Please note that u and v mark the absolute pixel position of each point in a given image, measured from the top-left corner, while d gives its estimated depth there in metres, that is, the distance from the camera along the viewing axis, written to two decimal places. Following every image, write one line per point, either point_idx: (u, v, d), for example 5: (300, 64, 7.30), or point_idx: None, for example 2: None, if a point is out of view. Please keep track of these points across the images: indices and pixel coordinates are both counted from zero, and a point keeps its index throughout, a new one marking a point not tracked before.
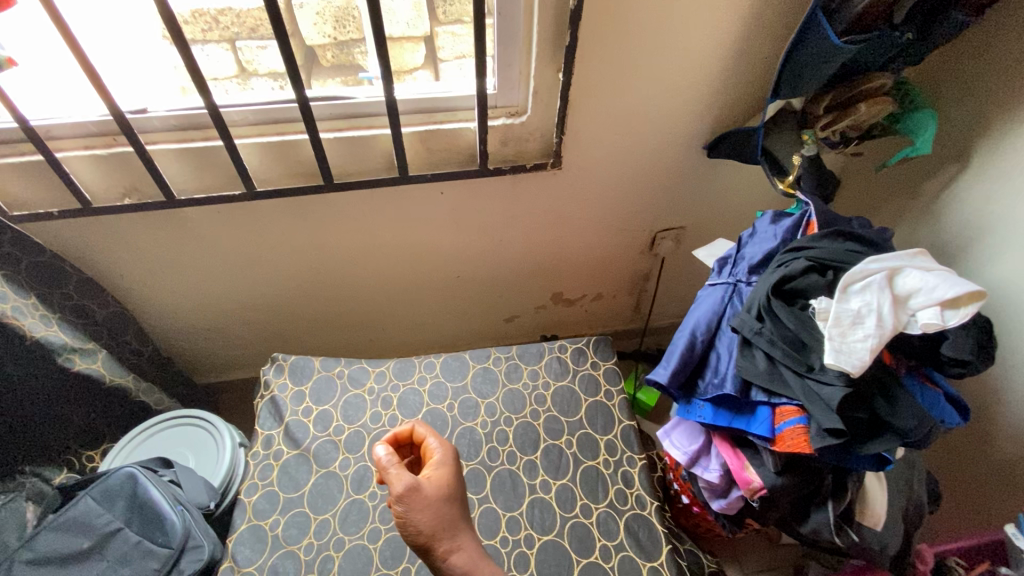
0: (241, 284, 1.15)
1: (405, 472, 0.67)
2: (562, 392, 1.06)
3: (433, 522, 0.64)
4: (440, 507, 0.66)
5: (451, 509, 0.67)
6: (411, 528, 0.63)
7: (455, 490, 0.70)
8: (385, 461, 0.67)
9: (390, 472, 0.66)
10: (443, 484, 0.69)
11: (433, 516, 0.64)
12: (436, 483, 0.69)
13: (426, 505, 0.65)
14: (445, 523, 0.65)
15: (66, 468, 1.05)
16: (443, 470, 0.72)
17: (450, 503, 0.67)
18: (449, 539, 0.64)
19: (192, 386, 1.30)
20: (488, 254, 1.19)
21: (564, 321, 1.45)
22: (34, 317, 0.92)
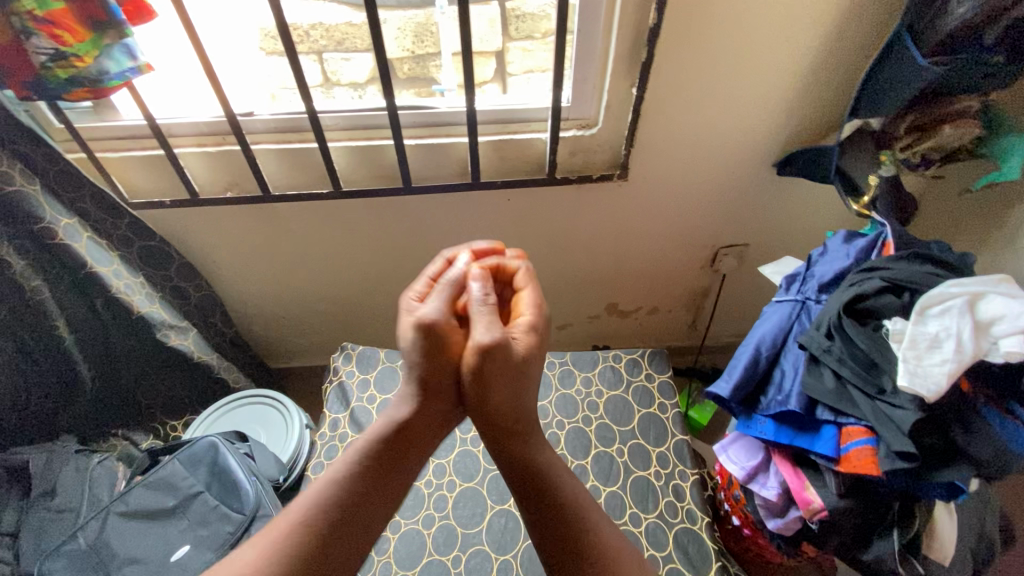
0: (317, 276, 1.23)
1: (490, 327, 0.64)
2: (615, 401, 1.08)
3: (503, 386, 0.65)
4: (508, 376, 0.65)
5: (521, 384, 0.67)
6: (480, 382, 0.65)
7: (531, 361, 0.67)
8: (477, 296, 0.66)
9: (477, 313, 0.65)
10: (522, 357, 0.66)
11: (497, 380, 0.65)
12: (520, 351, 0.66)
13: (502, 367, 0.64)
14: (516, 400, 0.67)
15: (152, 435, 1.15)
16: (530, 338, 0.68)
17: (524, 377, 0.67)
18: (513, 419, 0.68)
19: (263, 367, 1.39)
20: (548, 261, 1.23)
21: (618, 332, 1.46)
22: (141, 294, 1.03)
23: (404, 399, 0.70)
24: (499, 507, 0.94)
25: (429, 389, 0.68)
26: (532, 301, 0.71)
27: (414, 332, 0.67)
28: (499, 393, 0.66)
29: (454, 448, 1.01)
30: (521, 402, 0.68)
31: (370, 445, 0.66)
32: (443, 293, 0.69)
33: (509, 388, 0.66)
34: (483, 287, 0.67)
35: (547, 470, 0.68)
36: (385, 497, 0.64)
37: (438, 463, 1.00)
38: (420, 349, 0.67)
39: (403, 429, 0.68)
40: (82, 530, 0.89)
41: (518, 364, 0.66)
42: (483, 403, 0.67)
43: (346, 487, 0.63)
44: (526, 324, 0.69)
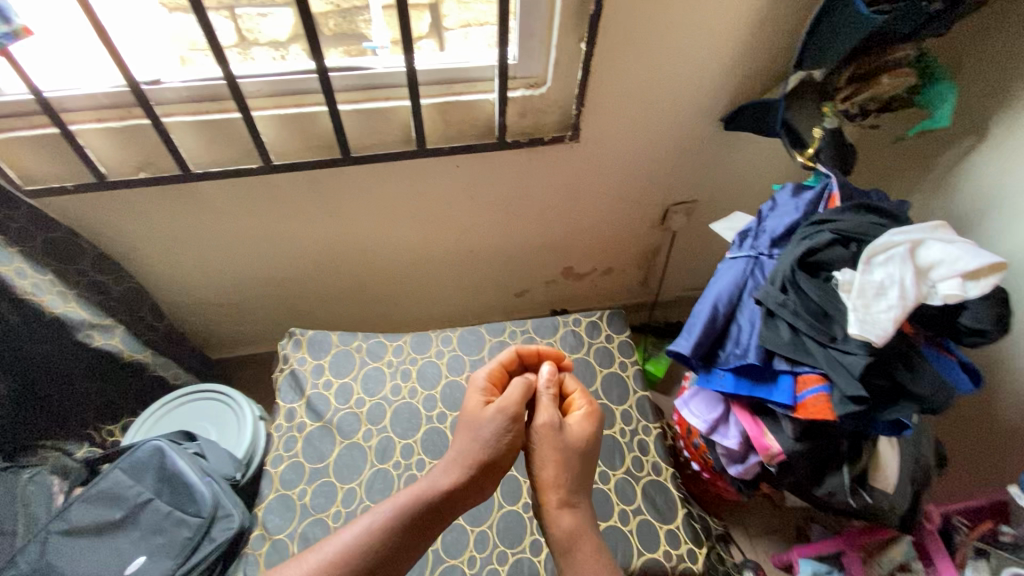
0: (254, 259, 1.14)
1: (551, 407, 0.79)
2: (577, 364, 1.08)
3: (560, 463, 0.75)
4: (570, 457, 0.76)
5: (578, 467, 0.76)
6: (540, 457, 0.76)
7: (589, 449, 0.79)
8: (543, 386, 0.81)
9: (541, 400, 0.80)
10: (579, 442, 0.77)
11: (561, 458, 0.75)
12: (577, 435, 0.78)
13: (559, 444, 0.76)
14: (572, 480, 0.75)
15: (88, 442, 1.05)
16: (586, 428, 0.79)
17: (583, 462, 0.77)
18: (565, 498, 0.74)
19: (207, 360, 1.29)
20: (502, 229, 1.20)
21: (574, 295, 1.46)
22: (52, 294, 0.92)
23: (458, 465, 0.73)
24: None
25: (489, 468, 0.74)
26: (585, 400, 0.83)
27: (496, 416, 0.76)
28: (563, 471, 0.74)
29: (420, 426, 1.00)
30: (578, 484, 0.76)
31: (415, 502, 0.70)
32: (519, 383, 0.81)
33: (571, 471, 0.75)
34: (548, 382, 0.82)
35: (592, 567, 0.69)
36: (410, 554, 0.69)
37: (405, 443, 0.98)
38: (498, 433, 0.75)
39: (440, 499, 0.71)
40: (22, 554, 0.82)
41: (576, 445, 0.77)
42: (546, 480, 0.74)
43: (382, 543, 0.67)
44: (583, 414, 0.81)
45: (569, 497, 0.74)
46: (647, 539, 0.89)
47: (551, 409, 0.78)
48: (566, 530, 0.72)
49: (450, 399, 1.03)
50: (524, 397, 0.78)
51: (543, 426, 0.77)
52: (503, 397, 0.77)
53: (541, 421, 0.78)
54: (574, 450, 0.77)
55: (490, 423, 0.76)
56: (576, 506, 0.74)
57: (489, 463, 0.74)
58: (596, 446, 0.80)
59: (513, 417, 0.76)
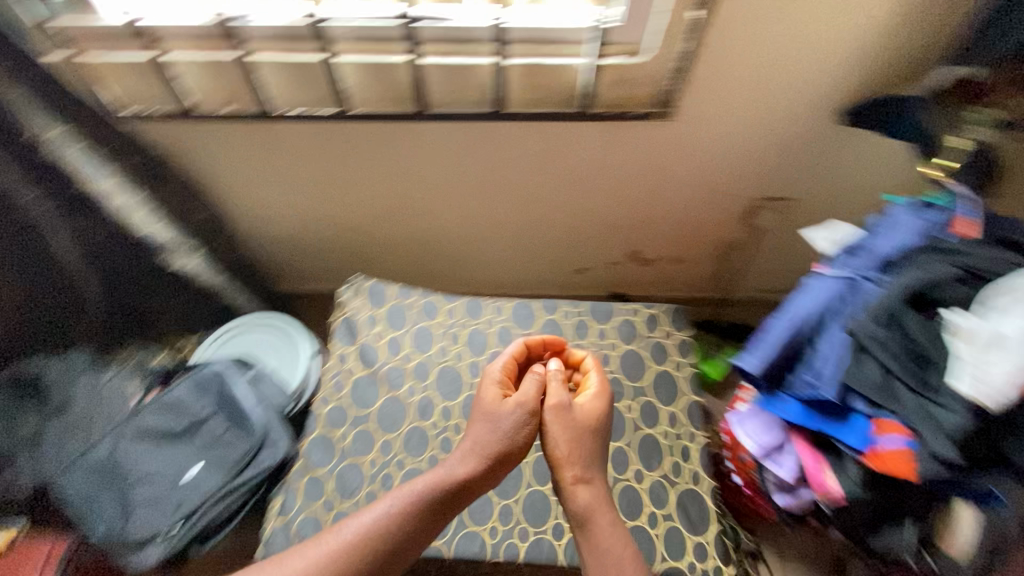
0: (324, 203, 1.16)
1: (561, 391, 0.85)
2: (629, 356, 1.04)
3: (571, 443, 0.82)
4: (580, 435, 0.83)
5: (589, 442, 0.83)
6: (553, 438, 0.83)
7: (599, 425, 0.85)
8: (551, 375, 0.87)
9: (550, 386, 0.86)
10: (588, 419, 0.84)
11: (572, 437, 0.82)
12: (587, 414, 0.84)
13: (569, 426, 0.83)
14: (582, 457, 0.82)
15: (166, 351, 1.16)
16: (595, 406, 0.85)
17: (594, 437, 0.83)
18: (579, 473, 0.81)
19: (267, 293, 1.36)
20: (573, 203, 1.15)
21: (638, 280, 1.39)
22: (141, 213, 0.98)
23: (474, 453, 0.79)
24: None
25: (506, 455, 0.80)
26: (596, 378, 0.89)
27: (514, 410, 0.83)
28: (573, 448, 0.82)
29: (462, 391, 1.00)
30: (590, 460, 0.82)
31: (426, 492, 0.76)
32: (533, 377, 0.86)
33: (583, 449, 0.82)
34: (557, 370, 0.88)
35: (609, 536, 0.76)
36: (423, 539, 0.76)
37: (445, 405, 0.99)
38: (515, 424, 0.82)
39: (459, 486, 0.77)
40: (98, 445, 0.90)
41: (585, 423, 0.83)
42: (561, 455, 0.82)
43: (395, 530, 0.73)
44: (595, 392, 0.86)
45: (583, 474, 0.81)
46: (673, 546, 0.87)
47: (560, 392, 0.85)
48: (583, 504, 0.79)
49: None
50: (538, 393, 0.84)
51: (556, 414, 0.83)
52: (520, 393, 0.84)
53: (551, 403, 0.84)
54: (582, 427, 0.83)
55: (509, 416, 0.82)
56: (590, 481, 0.81)
57: (506, 447, 0.80)
58: (606, 424, 0.86)
59: (531, 413, 0.83)
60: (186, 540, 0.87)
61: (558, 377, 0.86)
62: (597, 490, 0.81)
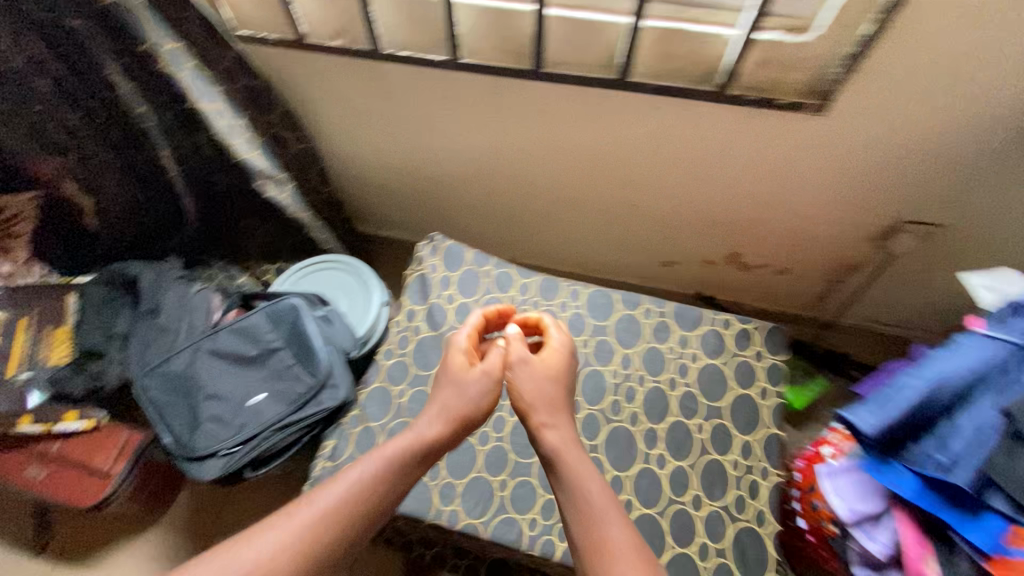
0: (418, 153, 1.12)
1: (521, 347, 0.82)
2: (709, 371, 0.95)
3: (534, 392, 0.77)
4: (543, 387, 0.78)
5: (553, 391, 0.78)
6: (518, 392, 0.78)
7: (562, 377, 0.81)
8: (511, 337, 0.83)
9: (510, 347, 0.82)
10: (549, 372, 0.80)
11: (537, 388, 0.78)
12: (546, 366, 0.80)
13: (531, 378, 0.79)
14: (546, 403, 0.77)
15: (248, 273, 1.22)
16: (556, 361, 0.81)
17: (557, 387, 0.79)
18: (546, 417, 0.75)
19: (352, 234, 1.36)
20: (678, 192, 1.04)
21: (730, 284, 1.28)
22: (243, 139, 0.97)
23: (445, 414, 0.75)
24: None
25: (470, 421, 0.77)
26: (555, 332, 0.85)
27: (481, 378, 0.79)
28: (539, 398, 0.77)
29: None
30: (557, 411, 0.76)
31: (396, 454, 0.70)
32: (496, 350, 0.82)
33: (548, 399, 0.77)
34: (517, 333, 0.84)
35: (580, 471, 0.69)
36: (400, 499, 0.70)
37: None
38: (482, 391, 0.79)
39: (429, 446, 0.73)
40: (177, 356, 0.94)
41: (546, 373, 0.79)
42: (528, 404, 0.77)
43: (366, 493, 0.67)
44: (555, 346, 0.83)
45: (549, 419, 0.75)
46: None
47: (519, 346, 0.81)
48: (553, 445, 0.72)
49: None
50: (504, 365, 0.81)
51: (516, 372, 0.79)
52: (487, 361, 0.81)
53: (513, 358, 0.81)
54: (544, 377, 0.79)
55: (475, 382, 0.79)
56: (557, 425, 0.75)
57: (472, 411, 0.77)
58: (569, 382, 0.82)
59: (497, 381, 0.80)
60: (247, 459, 0.91)
61: (513, 337, 0.83)
62: (565, 433, 0.74)
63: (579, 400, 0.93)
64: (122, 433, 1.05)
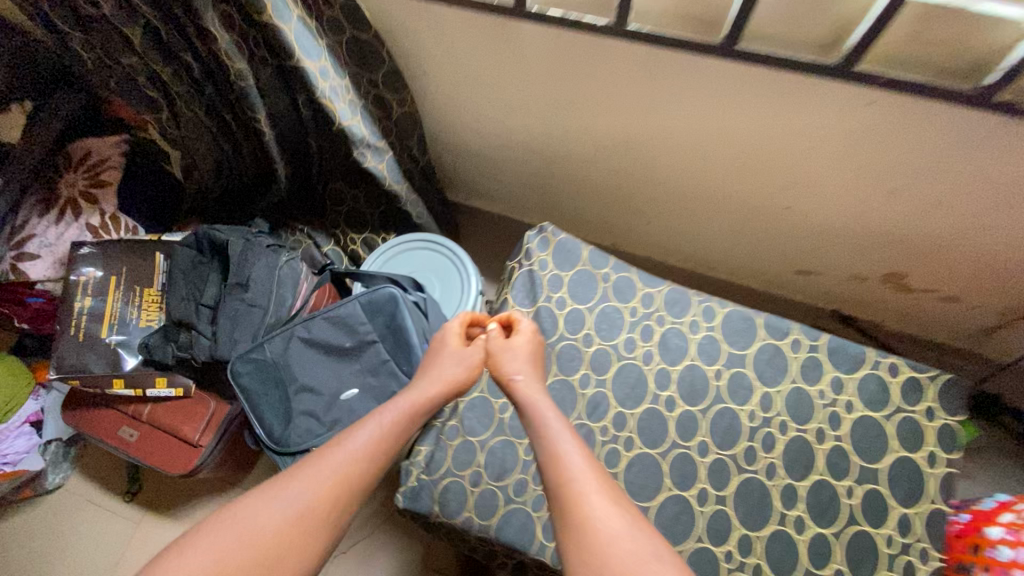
0: (536, 125, 0.98)
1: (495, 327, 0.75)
2: (865, 425, 0.81)
3: (507, 361, 0.70)
4: (518, 355, 0.71)
5: (530, 359, 0.71)
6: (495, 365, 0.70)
7: (539, 353, 0.74)
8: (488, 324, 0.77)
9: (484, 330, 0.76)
10: (527, 344, 0.73)
11: (513, 356, 0.71)
12: (522, 339, 0.73)
13: (505, 350, 0.71)
14: (518, 366, 0.69)
15: (333, 241, 1.13)
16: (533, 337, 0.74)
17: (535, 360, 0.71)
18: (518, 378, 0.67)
19: (445, 204, 1.22)
20: (855, 192, 0.87)
21: (876, 302, 1.10)
22: (344, 103, 0.87)
23: (434, 378, 0.68)
24: (677, 492, 0.78)
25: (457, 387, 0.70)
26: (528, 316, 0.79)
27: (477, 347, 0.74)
28: (513, 362, 0.70)
29: (643, 402, 0.84)
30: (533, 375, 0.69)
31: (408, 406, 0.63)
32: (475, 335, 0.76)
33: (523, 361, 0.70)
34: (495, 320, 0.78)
35: (549, 417, 0.61)
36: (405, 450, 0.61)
37: (619, 411, 0.84)
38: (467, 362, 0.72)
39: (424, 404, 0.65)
40: (268, 343, 0.88)
41: (522, 344, 0.72)
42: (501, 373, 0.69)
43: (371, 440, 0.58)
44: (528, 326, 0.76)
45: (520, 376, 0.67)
46: None
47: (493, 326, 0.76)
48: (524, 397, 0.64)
49: (690, 386, 0.84)
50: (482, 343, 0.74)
51: (491, 345, 0.73)
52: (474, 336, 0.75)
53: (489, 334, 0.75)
54: (520, 346, 0.72)
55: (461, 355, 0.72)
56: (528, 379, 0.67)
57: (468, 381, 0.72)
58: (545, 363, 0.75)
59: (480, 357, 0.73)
60: None
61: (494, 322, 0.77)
62: (533, 382, 0.67)
63: (706, 441, 0.81)
64: (210, 403, 1.02)
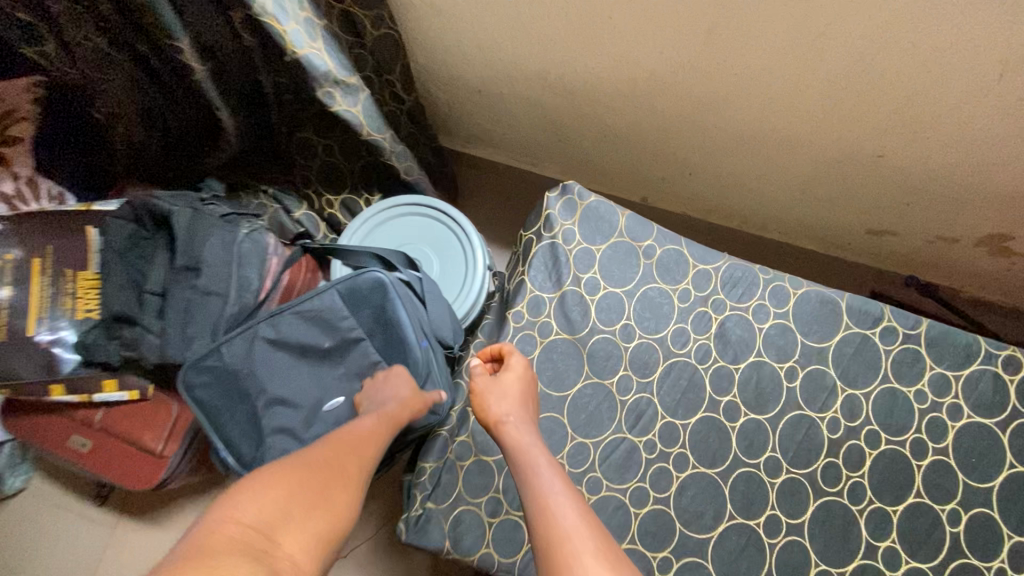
0: (558, 47, 0.76)
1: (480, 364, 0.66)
2: (975, 435, 0.65)
3: (495, 402, 0.60)
4: (508, 392, 0.61)
5: (520, 395, 0.62)
6: (482, 406, 0.61)
7: (530, 387, 0.64)
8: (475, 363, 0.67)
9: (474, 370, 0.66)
10: (517, 376, 0.63)
11: (501, 394, 0.61)
12: (513, 374, 0.64)
13: (492, 388, 0.62)
14: (508, 409, 0.59)
15: (306, 205, 0.93)
16: (523, 368, 0.65)
17: (525, 396, 0.62)
18: (505, 419, 0.58)
19: (441, 154, 1.00)
20: (975, 131, 0.68)
21: (965, 268, 0.91)
22: (298, 22, 0.64)
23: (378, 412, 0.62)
24: (740, 521, 0.64)
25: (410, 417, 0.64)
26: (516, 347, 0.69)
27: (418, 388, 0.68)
28: (502, 401, 0.60)
29: (697, 410, 0.68)
30: (522, 411, 0.60)
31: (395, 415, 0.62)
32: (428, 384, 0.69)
33: (511, 396, 0.61)
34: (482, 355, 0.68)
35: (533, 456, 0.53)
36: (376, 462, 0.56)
37: (668, 422, 0.68)
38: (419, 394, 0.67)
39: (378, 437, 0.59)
40: (227, 344, 0.71)
41: (512, 379, 0.63)
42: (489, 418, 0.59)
43: (363, 427, 0.59)
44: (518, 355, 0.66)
45: (508, 416, 0.59)
46: None
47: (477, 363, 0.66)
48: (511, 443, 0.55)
49: (756, 389, 0.68)
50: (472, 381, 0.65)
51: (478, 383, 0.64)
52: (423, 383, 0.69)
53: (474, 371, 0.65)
54: (509, 381, 0.63)
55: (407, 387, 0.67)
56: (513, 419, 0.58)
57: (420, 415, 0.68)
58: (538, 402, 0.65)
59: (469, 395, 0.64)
60: None
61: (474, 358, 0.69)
62: (523, 423, 0.58)
63: (776, 457, 0.66)
64: (172, 406, 0.86)
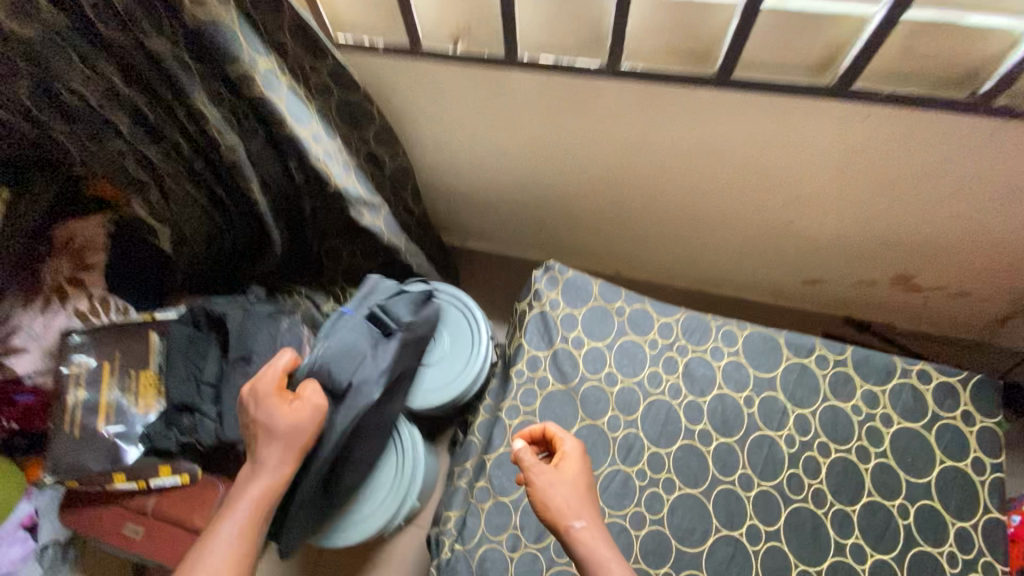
0: (528, 166, 0.98)
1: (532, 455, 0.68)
2: (908, 438, 0.78)
3: (562, 500, 0.64)
4: (569, 489, 0.66)
5: (578, 489, 0.66)
6: (546, 502, 0.64)
7: (584, 476, 0.69)
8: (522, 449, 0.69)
9: (526, 460, 0.68)
10: (570, 470, 0.68)
11: (563, 492, 0.65)
12: (568, 467, 0.68)
13: (553, 483, 0.66)
14: (575, 507, 0.64)
15: (333, 300, 1.10)
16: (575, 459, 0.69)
17: (582, 488, 0.67)
18: (578, 523, 0.62)
19: (442, 250, 1.19)
20: (860, 204, 0.88)
21: (889, 304, 1.09)
22: (339, 164, 0.85)
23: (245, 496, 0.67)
24: (726, 532, 0.76)
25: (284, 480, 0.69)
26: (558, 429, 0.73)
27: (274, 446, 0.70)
28: (565, 499, 0.64)
29: (677, 439, 0.81)
30: (585, 508, 0.65)
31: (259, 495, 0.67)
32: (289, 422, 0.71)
33: (571, 493, 0.65)
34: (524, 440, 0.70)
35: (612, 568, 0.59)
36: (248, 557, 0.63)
37: (654, 452, 0.81)
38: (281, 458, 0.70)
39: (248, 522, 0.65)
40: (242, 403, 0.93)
41: (569, 473, 0.67)
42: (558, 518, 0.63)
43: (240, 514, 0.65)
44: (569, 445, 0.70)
45: (577, 517, 0.63)
46: None
47: (529, 453, 0.68)
48: (587, 551, 0.61)
49: (721, 417, 0.82)
50: (524, 471, 0.67)
51: (537, 477, 0.66)
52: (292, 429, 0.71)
53: (527, 461, 0.68)
54: (567, 477, 0.67)
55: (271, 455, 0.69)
56: (582, 521, 0.63)
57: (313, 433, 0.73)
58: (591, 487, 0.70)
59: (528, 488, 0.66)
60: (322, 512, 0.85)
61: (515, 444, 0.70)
62: (594, 526, 0.63)
63: (749, 474, 0.78)
64: (219, 487, 0.96)
